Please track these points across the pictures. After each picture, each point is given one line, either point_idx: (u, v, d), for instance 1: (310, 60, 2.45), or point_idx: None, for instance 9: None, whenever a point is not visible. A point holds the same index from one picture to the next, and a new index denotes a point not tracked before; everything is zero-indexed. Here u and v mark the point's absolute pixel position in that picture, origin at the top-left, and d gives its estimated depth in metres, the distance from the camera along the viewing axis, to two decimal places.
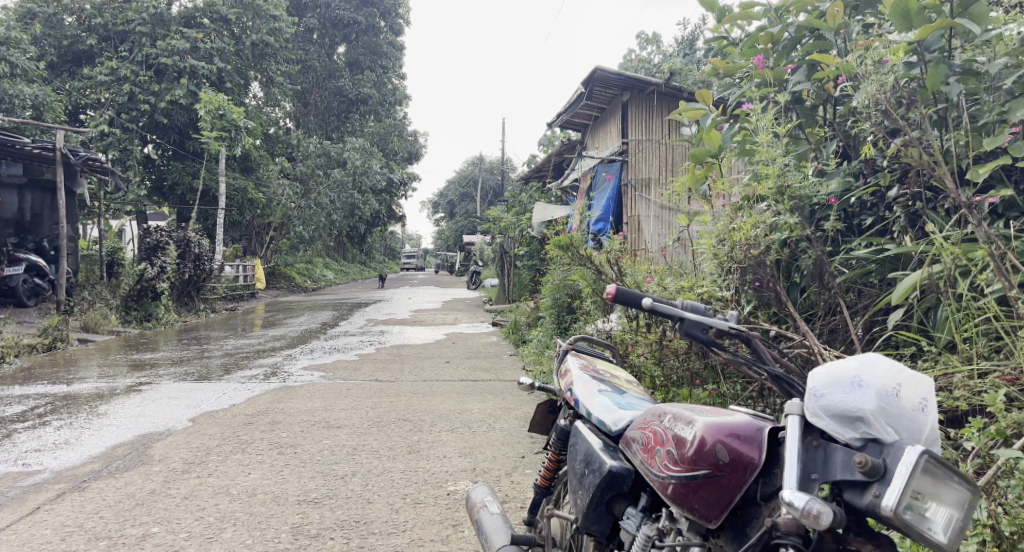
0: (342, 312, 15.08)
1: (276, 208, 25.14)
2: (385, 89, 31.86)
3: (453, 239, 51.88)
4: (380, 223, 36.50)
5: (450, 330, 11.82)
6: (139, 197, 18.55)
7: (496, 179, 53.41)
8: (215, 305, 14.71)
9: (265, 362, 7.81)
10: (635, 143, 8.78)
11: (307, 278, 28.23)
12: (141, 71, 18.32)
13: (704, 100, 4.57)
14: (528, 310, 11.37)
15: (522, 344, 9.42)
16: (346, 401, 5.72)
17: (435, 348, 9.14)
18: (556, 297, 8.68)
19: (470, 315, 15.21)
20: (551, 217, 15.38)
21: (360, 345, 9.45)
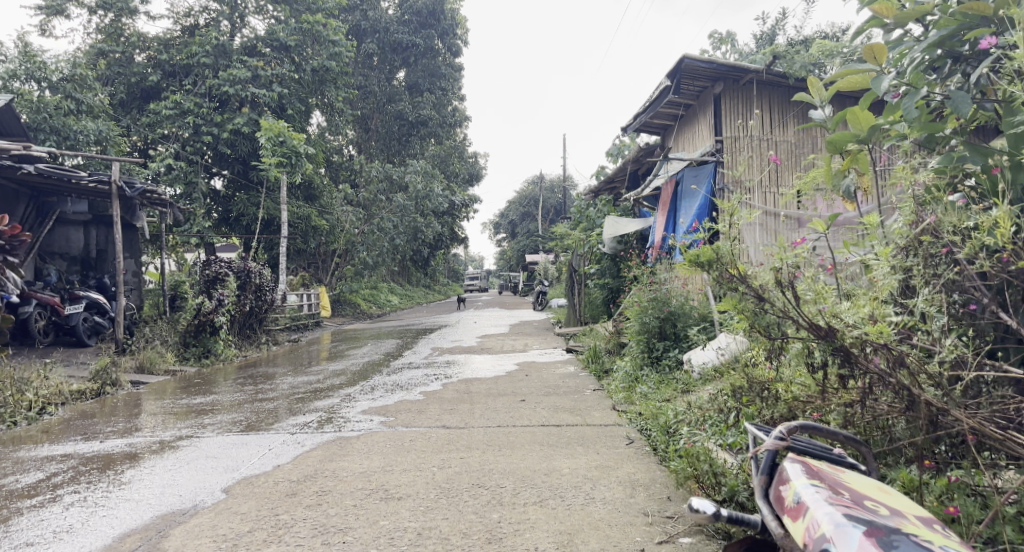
0: (407, 340, 14.29)
1: (340, 235, 24.83)
2: (445, 110, 31.46)
3: (517, 260, 50.98)
4: (443, 246, 35.93)
5: (522, 358, 10.83)
6: (204, 229, 18.34)
7: (558, 197, 52.39)
8: (277, 337, 14.16)
9: (321, 405, 6.97)
10: (731, 141, 7.67)
11: (372, 305, 27.84)
12: (204, 103, 18.20)
13: (874, 58, 3.30)
14: (607, 335, 10.26)
15: (605, 375, 8.34)
16: (410, 459, 4.77)
17: (508, 382, 8.18)
18: (642, 322, 7.56)
19: (541, 341, 14.18)
20: (624, 232, 14.26)
21: (427, 379, 8.55)
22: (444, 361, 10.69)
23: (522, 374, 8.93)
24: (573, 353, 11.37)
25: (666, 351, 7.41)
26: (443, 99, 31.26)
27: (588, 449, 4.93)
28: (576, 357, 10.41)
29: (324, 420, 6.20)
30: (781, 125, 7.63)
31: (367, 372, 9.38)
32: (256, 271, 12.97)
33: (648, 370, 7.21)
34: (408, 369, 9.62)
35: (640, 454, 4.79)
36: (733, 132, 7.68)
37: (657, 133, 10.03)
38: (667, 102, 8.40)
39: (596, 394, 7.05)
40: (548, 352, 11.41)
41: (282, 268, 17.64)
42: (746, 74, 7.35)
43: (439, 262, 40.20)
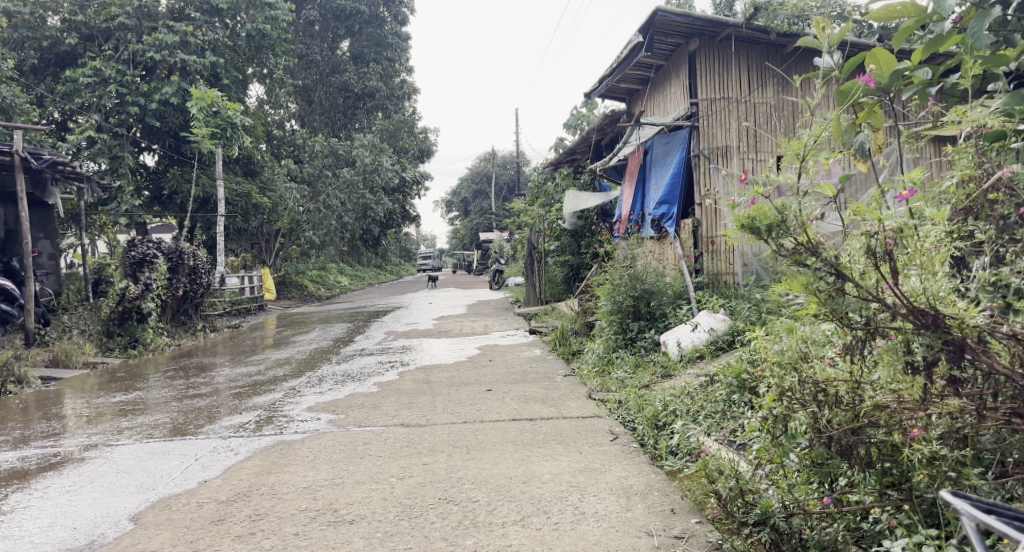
0: (357, 324, 13.49)
1: (284, 213, 23.67)
2: (393, 82, 30.30)
3: (470, 238, 50.25)
4: (394, 224, 34.96)
5: (482, 341, 10.17)
6: (132, 208, 17.11)
7: (510, 173, 51.61)
8: (216, 322, 13.18)
9: (260, 401, 6.17)
10: (706, 103, 7.12)
11: (321, 286, 26.77)
12: (128, 70, 16.86)
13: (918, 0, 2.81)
14: (574, 315, 9.68)
15: (575, 359, 7.76)
16: (364, 468, 4.07)
17: (470, 368, 7.53)
18: (615, 301, 6.97)
19: (501, 321, 13.55)
20: (584, 206, 13.74)
21: (381, 368, 7.83)
22: (399, 346, 9.96)
23: (484, 359, 8.28)
24: (537, 334, 10.77)
25: (640, 333, 6.86)
26: (390, 70, 30.08)
27: (568, 449, 4.32)
28: (540, 340, 9.80)
29: (264, 418, 5.44)
30: (760, 86, 7.12)
31: (315, 361, 8.60)
32: (188, 252, 11.91)
33: (624, 353, 6.65)
34: (360, 356, 8.86)
35: (628, 452, 4.21)
36: (710, 93, 7.12)
37: (622, 99, 9.44)
38: (637, 61, 7.81)
39: (568, 380, 6.46)
40: (510, 334, 10.78)
41: (220, 249, 16.55)
42: (723, 30, 6.79)
43: (390, 240, 39.11)
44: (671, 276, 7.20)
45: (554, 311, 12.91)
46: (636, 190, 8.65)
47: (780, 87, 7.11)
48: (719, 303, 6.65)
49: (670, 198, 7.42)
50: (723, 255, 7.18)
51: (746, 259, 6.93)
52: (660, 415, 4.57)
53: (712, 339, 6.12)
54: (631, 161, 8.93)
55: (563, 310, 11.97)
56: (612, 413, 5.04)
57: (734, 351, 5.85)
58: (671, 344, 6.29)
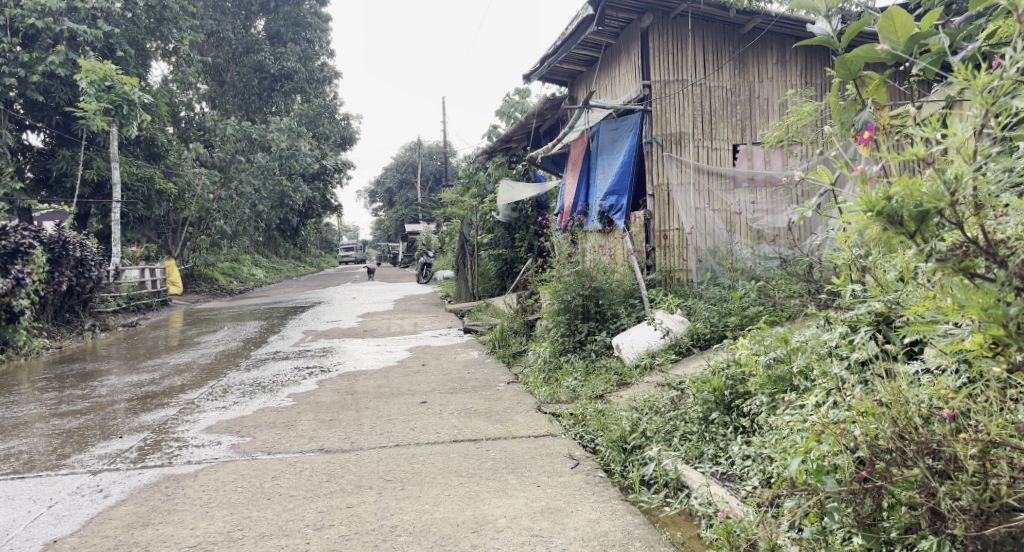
0: (274, 322, 12.41)
1: (192, 200, 22.02)
2: (312, 64, 28.84)
3: (395, 229, 49.05)
4: (315, 214, 33.56)
5: (413, 341, 9.38)
6: (12, 190, 15.56)
7: (437, 164, 50.59)
8: (109, 320, 11.88)
9: (149, 418, 5.15)
10: (660, 86, 6.54)
11: (234, 279, 25.16)
12: (5, 38, 15.24)
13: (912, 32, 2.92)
14: (513, 314, 9.02)
15: (517, 363, 7.10)
16: (271, 513, 3.26)
17: (402, 374, 6.75)
18: (563, 299, 6.33)
19: (430, 317, 12.80)
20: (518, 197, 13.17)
21: (300, 375, 6.91)
22: (319, 348, 9.03)
23: (417, 363, 7.50)
24: (471, 334, 10.04)
25: (591, 335, 6.25)
26: (309, 51, 28.61)
27: (523, 481, 3.62)
28: (477, 341, 9.09)
29: (152, 441, 4.49)
30: (716, 70, 6.62)
31: (225, 366, 7.59)
32: (72, 241, 10.57)
33: (574, 359, 6.02)
34: (276, 361, 7.90)
35: (595, 482, 3.53)
36: (664, 75, 6.55)
37: (565, 82, 8.85)
38: (584, 38, 7.18)
39: (513, 390, 5.77)
40: (442, 334, 10.00)
41: (116, 239, 15.05)
42: (680, 5, 6.23)
43: (311, 231, 37.47)
44: (621, 273, 6.58)
45: (487, 308, 12.23)
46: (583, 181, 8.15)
47: (737, 71, 6.64)
48: (675, 303, 6.10)
49: (619, 189, 6.89)
50: (676, 249, 6.68)
51: (701, 255, 6.46)
52: (629, 436, 3.89)
53: (671, 342, 5.57)
54: (576, 148, 8.40)
55: (499, 307, 11.32)
56: (568, 431, 4.36)
57: (696, 358, 5.31)
58: (626, 347, 5.70)
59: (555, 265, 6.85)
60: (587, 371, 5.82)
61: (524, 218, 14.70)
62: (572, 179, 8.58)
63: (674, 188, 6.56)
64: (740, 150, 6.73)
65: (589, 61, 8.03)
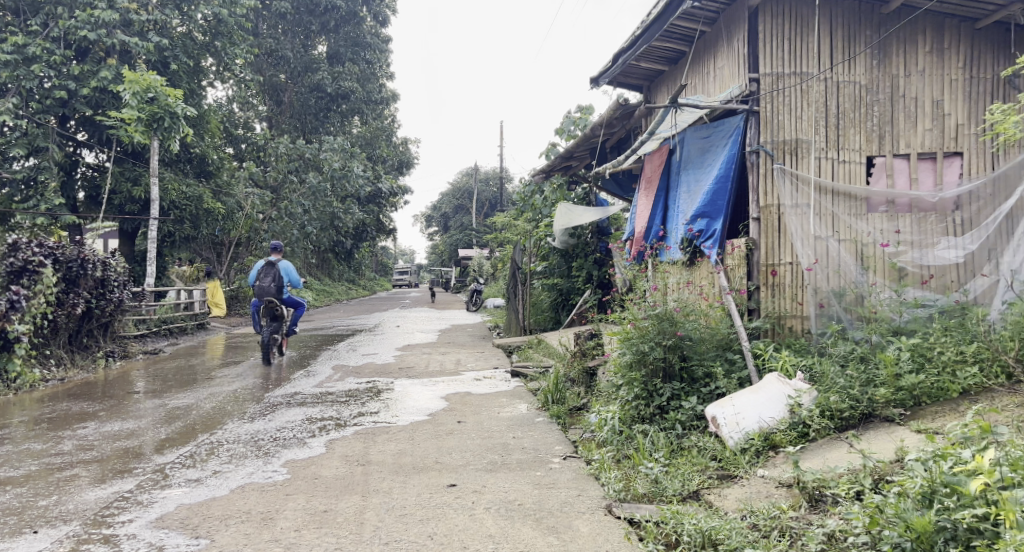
0: (304, 353, 11.29)
1: (240, 220, 21.45)
2: (371, 86, 28.29)
3: (448, 255, 48.40)
4: (367, 237, 32.92)
5: (452, 385, 8.08)
6: (54, 205, 15.01)
7: (493, 190, 49.66)
8: (131, 346, 10.97)
9: (94, 493, 3.89)
10: (771, 79, 5.23)
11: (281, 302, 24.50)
12: (56, 50, 14.65)
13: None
14: (569, 358, 7.62)
15: (573, 425, 5.71)
16: None
17: (430, 435, 5.42)
18: (639, 351, 4.92)
19: (476, 353, 11.51)
20: (577, 223, 12.04)
21: (309, 430, 5.63)
22: (344, 389, 7.78)
23: (451, 418, 6.15)
24: (520, 378, 8.67)
25: (675, 402, 4.81)
26: (367, 72, 28.08)
27: None
28: (525, 388, 7.69)
29: (70, 544, 3.23)
30: (848, 59, 5.23)
31: (227, 412, 6.38)
32: (91, 259, 9.57)
33: (653, 432, 4.62)
34: (289, 406, 6.67)
35: None
36: (778, 67, 5.23)
37: (642, 85, 7.58)
38: (670, 25, 5.96)
39: (570, 472, 4.38)
40: (486, 377, 8.64)
41: (152, 257, 14.27)
42: None
43: (364, 254, 36.92)
44: (714, 317, 5.12)
45: (539, 346, 10.87)
46: (662, 203, 6.84)
47: (876, 60, 5.21)
48: (789, 364, 4.63)
49: (711, 211, 5.52)
50: (788, 290, 5.20)
51: (821, 297, 5.01)
52: None
53: (790, 420, 4.12)
54: (652, 162, 7.08)
55: (552, 347, 9.94)
56: None
57: (831, 446, 3.87)
58: (724, 423, 4.24)
59: (628, 304, 5.44)
60: (672, 453, 4.37)
61: (583, 246, 13.38)
62: (646, 198, 7.25)
63: (788, 211, 5.15)
64: (877, 164, 5.25)
65: (674, 57, 6.74)
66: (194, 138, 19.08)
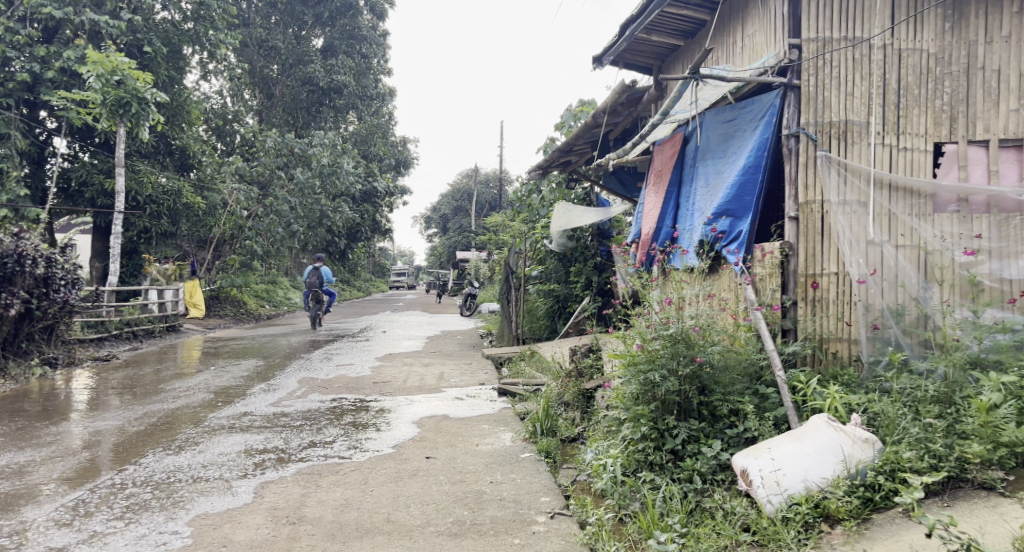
0: (273, 363, 10.32)
1: (223, 216, 20.50)
2: (366, 80, 27.37)
3: (446, 257, 47.47)
4: (361, 237, 31.96)
5: (428, 404, 7.13)
6: (15, 196, 14.08)
7: (493, 192, 48.62)
8: (79, 352, 10.01)
9: None
10: (817, 45, 4.47)
11: (266, 303, 23.47)
12: (20, 29, 13.72)
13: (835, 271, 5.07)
14: (561, 377, 6.66)
15: (561, 466, 4.76)
16: None
17: (387, 478, 4.42)
18: (647, 381, 3.96)
19: (461, 364, 10.57)
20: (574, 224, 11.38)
21: (242, 466, 4.66)
22: (303, 408, 6.80)
23: (419, 451, 5.15)
24: (507, 397, 7.67)
25: (694, 448, 3.84)
26: (362, 66, 27.16)
27: None
28: (512, 412, 6.68)
29: None
30: (914, 21, 4.44)
31: (151, 439, 5.40)
32: (31, 255, 8.74)
33: (667, 487, 3.65)
34: (229, 432, 5.68)
35: None
36: (825, 31, 4.47)
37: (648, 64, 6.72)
38: None
39: (557, 541, 3.40)
40: (468, 396, 7.64)
41: (117, 254, 13.31)
42: None
43: (358, 254, 35.89)
44: (740, 339, 4.16)
45: (530, 358, 9.92)
46: (673, 201, 5.96)
47: (949, 23, 4.42)
48: (840, 400, 3.67)
49: (736, 209, 4.69)
50: (833, 305, 4.26)
51: (875, 317, 4.11)
52: None
53: (849, 482, 3.15)
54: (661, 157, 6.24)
55: (545, 359, 8.99)
56: None
57: (912, 528, 2.93)
58: (759, 479, 3.26)
59: (635, 318, 4.44)
60: (691, 518, 3.40)
61: (583, 249, 12.46)
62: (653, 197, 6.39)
63: (835, 209, 4.26)
64: (947, 153, 4.46)
65: (691, 30, 5.87)
66: (173, 128, 18.15)
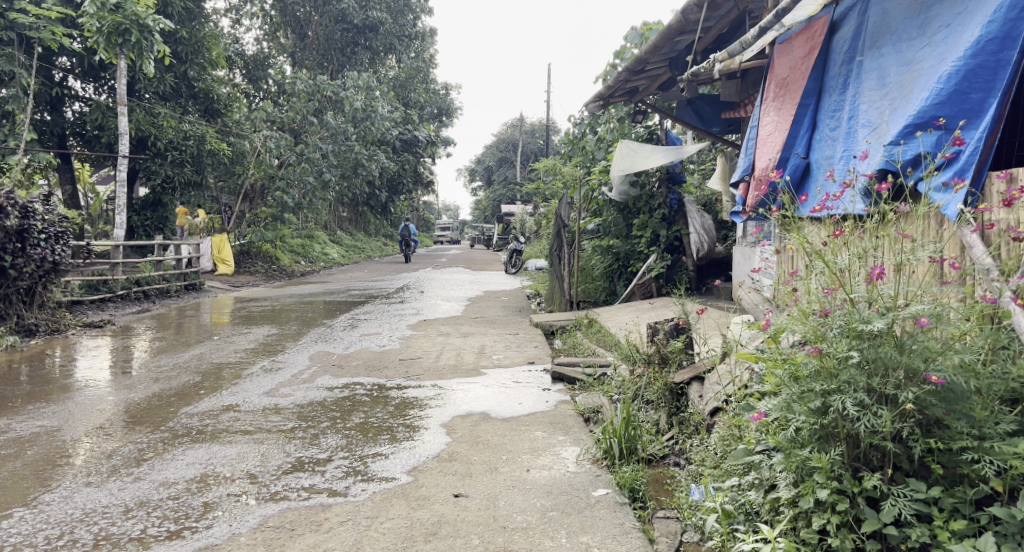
0: (288, 332, 8.92)
1: (253, 164, 19.29)
2: (404, 19, 25.63)
3: (491, 210, 45.95)
4: (402, 189, 30.58)
5: (466, 391, 5.67)
6: (21, 141, 12.97)
7: (538, 142, 46.60)
8: (68, 316, 8.77)
9: None
10: None
11: (301, 259, 22.23)
12: None
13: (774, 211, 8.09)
14: (642, 366, 5.06)
15: (658, 518, 3.21)
16: None
17: (390, 541, 2.91)
18: (832, 415, 2.44)
19: (504, 332, 9.09)
20: (639, 167, 9.90)
21: (186, 508, 3.18)
22: (304, 401, 5.32)
23: (445, 483, 3.58)
24: (564, 384, 6.10)
25: (925, 540, 2.28)
26: (399, 3, 25.40)
27: None
28: (575, 411, 5.12)
29: None
30: None
31: (80, 454, 3.93)
32: None
33: None
34: (191, 441, 4.20)
35: None
36: None
37: None
38: None
39: None
40: (515, 381, 6.11)
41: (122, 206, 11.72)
42: None
43: (401, 207, 34.42)
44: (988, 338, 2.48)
45: (590, 329, 8.36)
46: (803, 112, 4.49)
47: None
48: None
49: (951, 114, 3.43)
50: None
51: None
52: None
53: None
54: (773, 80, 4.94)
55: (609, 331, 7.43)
56: None
57: None
58: None
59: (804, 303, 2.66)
60: None
61: (648, 196, 10.72)
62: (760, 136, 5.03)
63: None
64: None
65: None
66: (195, 68, 16.83)
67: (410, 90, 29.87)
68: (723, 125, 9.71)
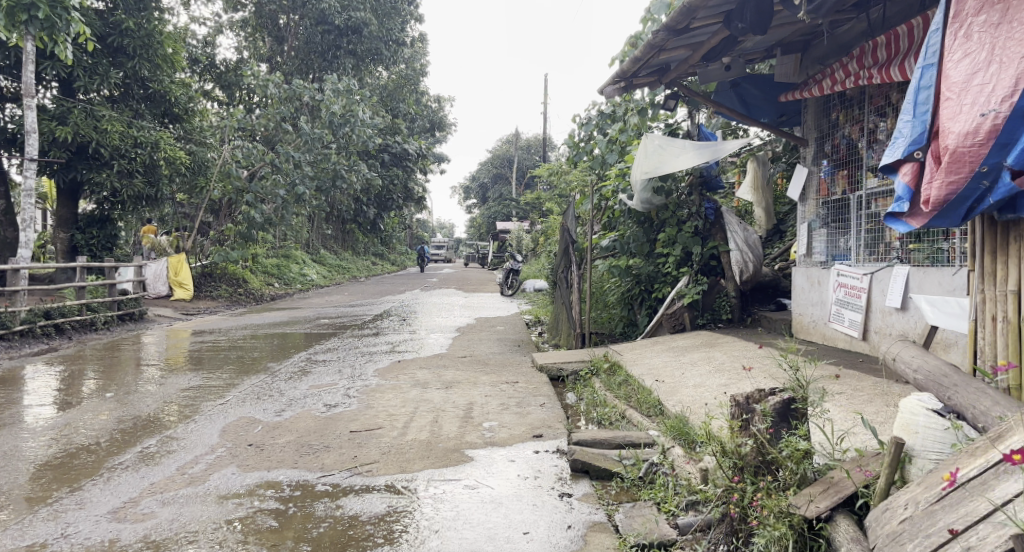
0: (215, 383, 6.84)
1: (218, 175, 17.31)
2: (391, 23, 23.75)
3: (487, 228, 44.09)
4: (391, 205, 28.61)
5: (441, 502, 3.63)
6: None
7: (534, 157, 44.84)
8: None
9: None
10: None
11: (274, 281, 20.13)
12: None
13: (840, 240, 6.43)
14: (735, 475, 3.04)
15: None
16: None
17: None
18: None
19: (500, 380, 7.04)
20: (668, 168, 7.99)
21: None
22: (170, 528, 3.26)
23: None
24: (593, 480, 4.08)
25: None
26: (386, 5, 23.57)
27: None
28: (618, 550, 3.07)
29: None
30: None
31: None
32: None
33: None
34: None
35: None
36: None
37: None
38: None
39: None
40: (520, 476, 4.08)
41: (29, 221, 9.50)
42: None
43: (390, 225, 32.34)
44: None
45: (614, 382, 6.35)
46: None
47: None
48: None
49: None
50: None
51: None
52: None
53: None
54: (955, 7, 3.56)
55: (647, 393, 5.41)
56: None
57: None
58: None
59: None
60: None
61: (675, 205, 8.73)
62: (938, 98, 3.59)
63: None
64: None
65: None
66: (147, 66, 14.93)
67: (399, 101, 27.97)
68: (775, 115, 7.70)
